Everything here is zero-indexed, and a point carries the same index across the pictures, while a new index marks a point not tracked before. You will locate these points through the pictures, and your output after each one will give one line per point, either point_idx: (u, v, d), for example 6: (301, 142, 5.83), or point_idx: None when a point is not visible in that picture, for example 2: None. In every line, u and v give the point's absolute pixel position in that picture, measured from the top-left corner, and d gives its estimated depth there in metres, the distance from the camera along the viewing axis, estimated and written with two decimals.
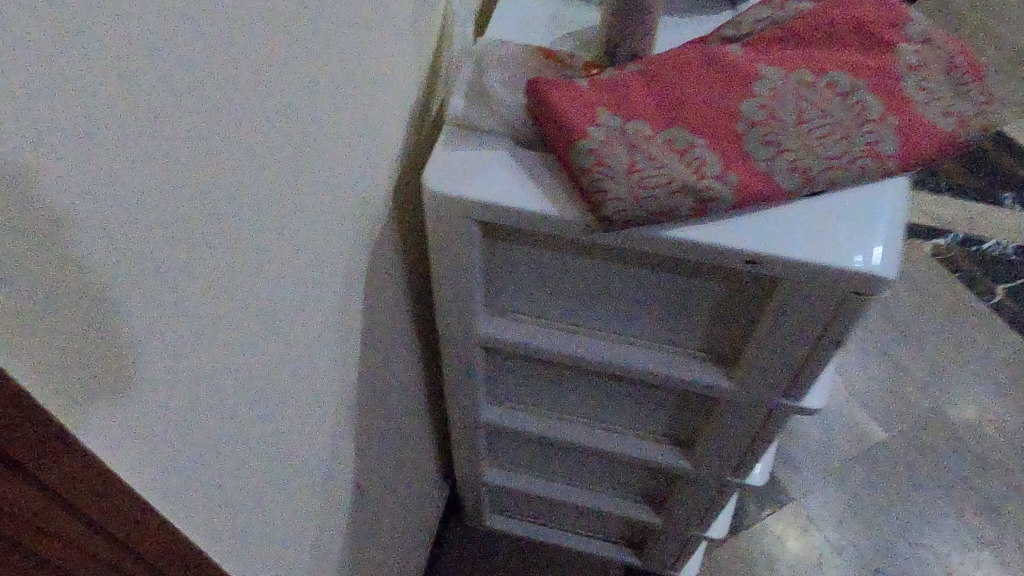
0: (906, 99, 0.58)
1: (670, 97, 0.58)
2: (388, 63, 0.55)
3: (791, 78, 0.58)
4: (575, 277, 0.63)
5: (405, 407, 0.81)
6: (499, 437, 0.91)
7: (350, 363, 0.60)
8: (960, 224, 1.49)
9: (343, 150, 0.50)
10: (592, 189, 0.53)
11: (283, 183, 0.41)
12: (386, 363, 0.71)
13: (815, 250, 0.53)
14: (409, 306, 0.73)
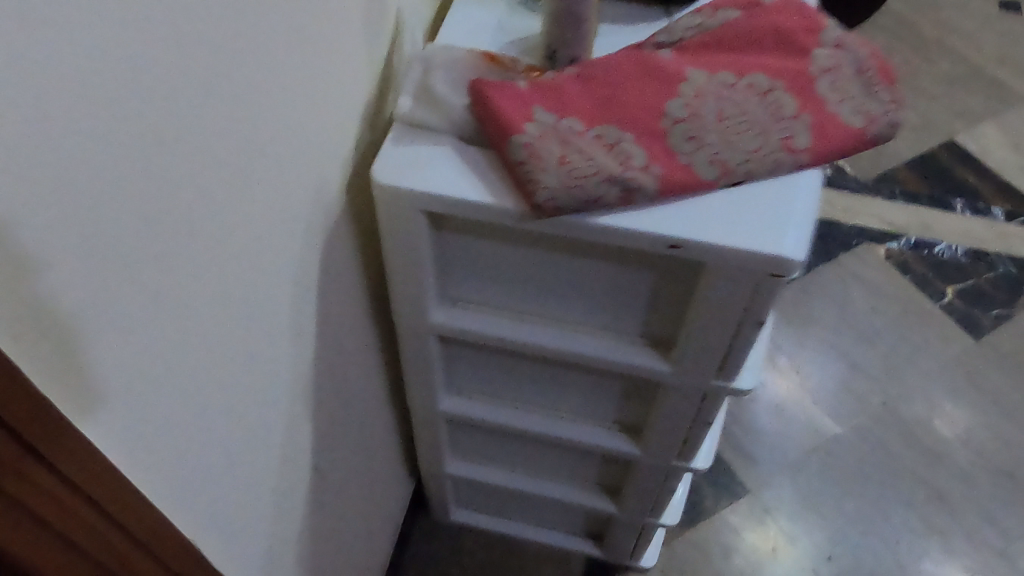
0: (819, 99, 0.64)
1: (602, 96, 0.62)
2: (338, 63, 0.59)
3: (714, 80, 0.63)
4: (519, 264, 0.67)
5: (364, 397, 0.84)
6: (459, 427, 0.95)
7: (303, 345, 0.65)
8: (912, 229, 1.55)
9: (291, 146, 0.54)
10: (527, 180, 0.57)
11: (222, 170, 0.45)
12: (344, 350, 0.75)
13: (732, 235, 0.58)
14: (366, 298, 0.77)
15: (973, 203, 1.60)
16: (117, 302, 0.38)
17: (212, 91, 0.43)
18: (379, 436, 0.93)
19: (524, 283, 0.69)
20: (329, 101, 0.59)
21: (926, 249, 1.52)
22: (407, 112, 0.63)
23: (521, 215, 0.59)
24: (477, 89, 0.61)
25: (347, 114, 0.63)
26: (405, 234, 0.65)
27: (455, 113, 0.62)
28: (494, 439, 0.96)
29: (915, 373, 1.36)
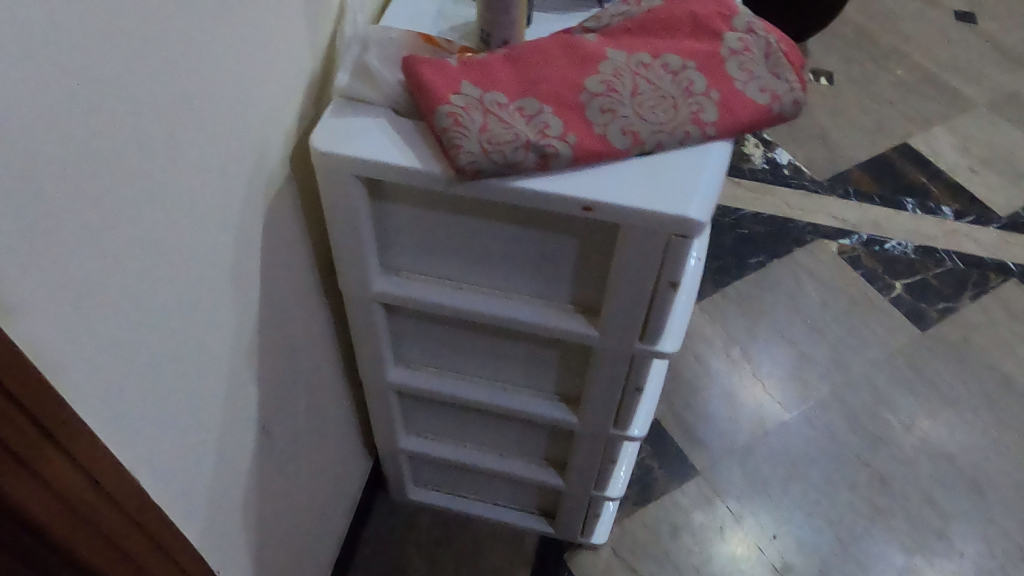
0: (728, 78, 0.69)
1: (527, 74, 0.68)
2: (280, 43, 0.65)
3: (630, 60, 0.69)
4: (451, 232, 0.72)
5: (315, 366, 0.89)
6: (410, 401, 0.99)
7: (248, 306, 0.70)
8: (864, 227, 1.61)
9: (233, 112, 0.60)
10: (450, 146, 0.63)
11: (159, 126, 0.51)
12: (291, 316, 0.80)
13: (639, 198, 0.63)
14: (314, 269, 0.82)
15: (924, 203, 1.65)
16: (58, 227, 0.43)
17: (151, 51, 0.49)
18: (332, 409, 0.97)
19: (459, 251, 0.74)
20: (272, 76, 0.65)
21: (877, 246, 1.58)
22: (344, 87, 0.68)
23: (446, 179, 0.64)
24: (410, 67, 0.67)
25: (290, 90, 0.68)
26: (345, 204, 0.69)
27: (388, 89, 0.68)
28: (444, 413, 1.00)
29: (861, 362, 1.42)
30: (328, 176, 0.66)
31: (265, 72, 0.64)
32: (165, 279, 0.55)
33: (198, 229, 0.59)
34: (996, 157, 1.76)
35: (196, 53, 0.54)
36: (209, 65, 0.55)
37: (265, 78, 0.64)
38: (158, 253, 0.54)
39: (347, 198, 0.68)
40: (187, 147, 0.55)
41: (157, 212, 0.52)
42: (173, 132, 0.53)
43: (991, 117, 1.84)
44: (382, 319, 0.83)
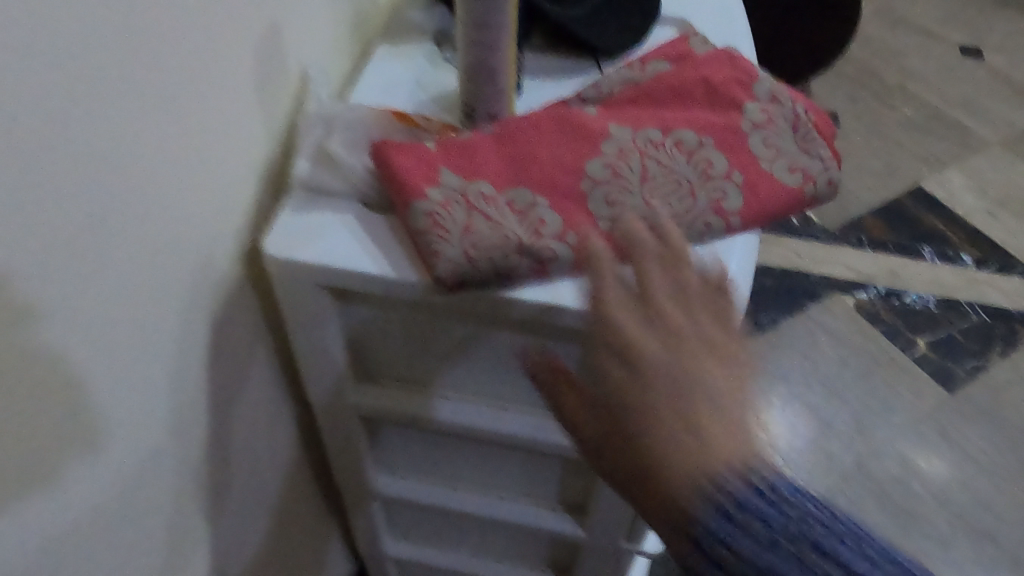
0: (753, 155, 0.60)
1: (518, 157, 0.58)
2: (237, 131, 0.56)
3: (637, 138, 0.60)
4: (433, 337, 0.61)
5: (280, 475, 0.78)
6: (397, 509, 0.88)
7: (202, 431, 0.60)
8: (876, 280, 1.50)
9: (186, 218, 0.51)
10: (428, 252, 0.53)
11: (83, 255, 0.41)
12: (250, 429, 0.69)
13: None
14: (278, 370, 0.72)
15: (943, 250, 1.56)
16: None
17: (75, 160, 0.39)
18: (301, 516, 0.86)
19: (443, 356, 0.63)
20: (229, 168, 0.56)
21: (896, 300, 1.48)
22: (305, 176, 0.59)
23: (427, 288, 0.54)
24: (382, 153, 0.58)
25: (248, 179, 0.59)
26: (312, 313, 0.59)
27: (360, 177, 0.59)
28: (435, 518, 0.88)
29: (887, 429, 1.31)
30: (289, 286, 0.57)
31: (222, 166, 0.55)
32: (100, 431, 0.46)
33: (143, 361, 0.49)
34: (1015, 199, 1.66)
35: (144, 157, 0.45)
36: (158, 171, 0.47)
37: (222, 172, 0.55)
38: (90, 403, 0.44)
39: (309, 307, 0.58)
40: (129, 270, 0.46)
41: (77, 355, 0.42)
42: (114, 256, 0.44)
43: (1006, 158, 1.75)
44: (360, 428, 0.72)
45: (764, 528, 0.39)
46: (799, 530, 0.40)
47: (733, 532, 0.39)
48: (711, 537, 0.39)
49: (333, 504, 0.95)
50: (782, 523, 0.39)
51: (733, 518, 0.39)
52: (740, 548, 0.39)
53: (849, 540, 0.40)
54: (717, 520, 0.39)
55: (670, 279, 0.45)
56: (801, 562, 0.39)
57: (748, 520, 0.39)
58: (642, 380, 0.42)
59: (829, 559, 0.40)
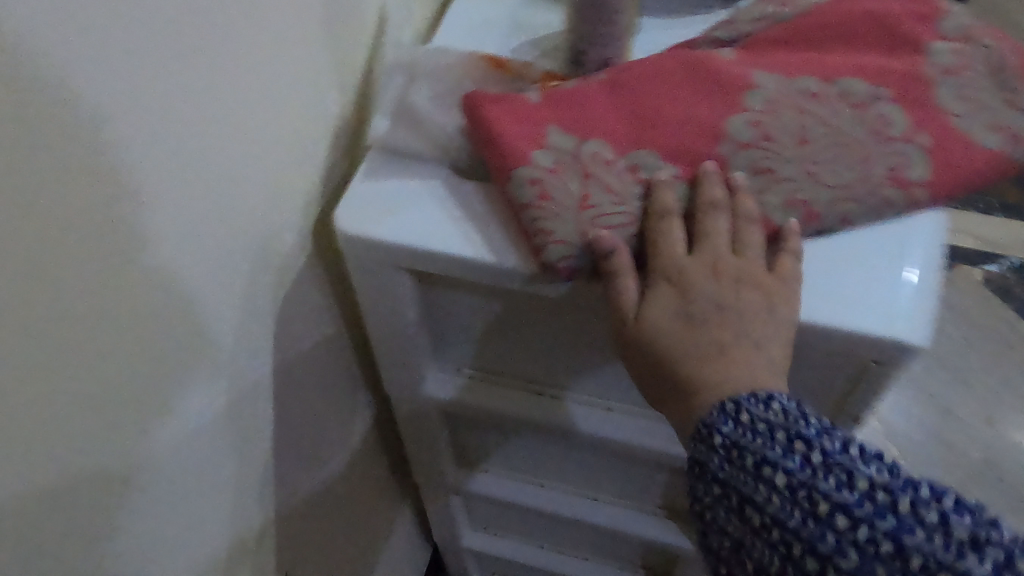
0: (939, 110, 0.47)
1: (641, 113, 0.48)
2: (308, 80, 0.47)
3: (789, 89, 0.48)
4: (531, 331, 0.52)
5: (349, 467, 0.71)
6: (476, 507, 0.80)
7: (264, 429, 0.53)
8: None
9: (249, 190, 0.42)
10: (533, 230, 0.43)
11: (131, 238, 0.33)
12: (319, 418, 0.62)
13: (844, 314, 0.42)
14: (346, 354, 0.64)
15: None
16: None
17: (118, 116, 0.31)
18: (370, 505, 0.80)
19: (541, 352, 0.54)
20: (298, 130, 0.47)
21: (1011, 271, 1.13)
22: (383, 136, 0.50)
23: (531, 274, 0.44)
24: (474, 106, 0.48)
25: (320, 141, 0.50)
26: (391, 295, 0.50)
27: (450, 137, 0.49)
28: (518, 516, 0.79)
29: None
30: (365, 267, 0.48)
31: (291, 127, 0.46)
32: (150, 439, 0.38)
33: (202, 362, 0.42)
34: None
35: (203, 117, 0.36)
36: (217, 126, 0.38)
37: (290, 133, 0.46)
38: (141, 420, 0.37)
39: (388, 292, 0.49)
40: (184, 260, 0.37)
41: (127, 360, 0.35)
42: (168, 243, 0.36)
43: None
44: (443, 425, 0.64)
45: (766, 425, 0.35)
46: (814, 434, 0.34)
47: (732, 421, 0.37)
48: (710, 429, 0.38)
49: (404, 489, 0.89)
50: (786, 425, 0.35)
51: (737, 416, 0.37)
52: (737, 439, 0.36)
53: (860, 454, 0.33)
54: (717, 414, 0.38)
55: (729, 218, 0.44)
56: (798, 458, 0.34)
57: (753, 419, 0.36)
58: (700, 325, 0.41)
59: (809, 450, 0.34)
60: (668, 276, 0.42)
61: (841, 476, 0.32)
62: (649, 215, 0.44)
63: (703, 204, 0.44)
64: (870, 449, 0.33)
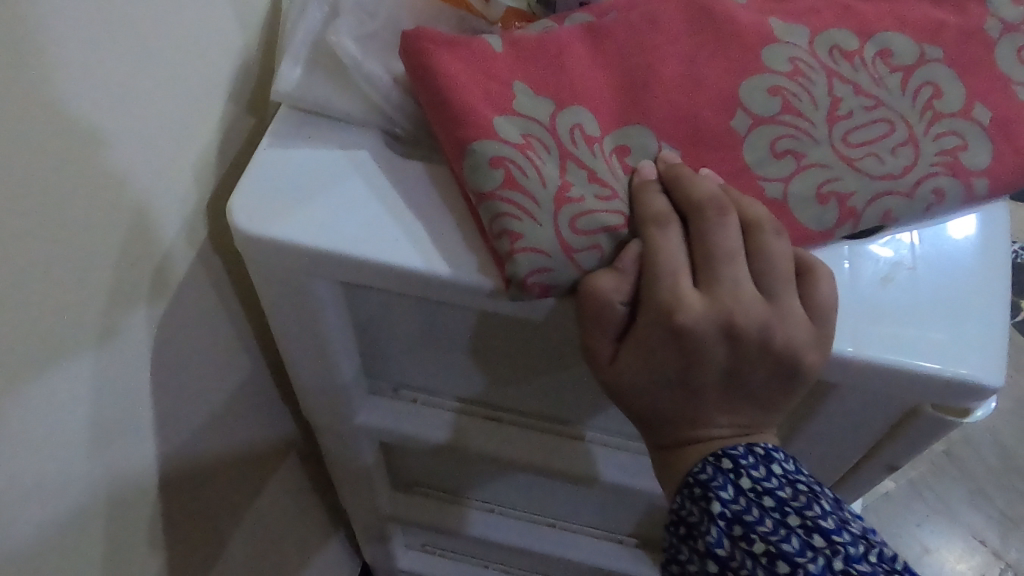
0: (1002, 77, 0.38)
1: (632, 73, 0.37)
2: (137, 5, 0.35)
3: (818, 46, 0.38)
4: (478, 359, 0.41)
5: (253, 469, 0.61)
6: (412, 527, 0.73)
7: (134, 452, 0.43)
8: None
9: (86, 147, 0.33)
10: (495, 230, 0.32)
11: None
12: (205, 430, 0.52)
13: (916, 343, 0.33)
14: (241, 344, 0.54)
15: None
16: None
17: None
18: (286, 511, 0.71)
19: (493, 379, 0.43)
20: (161, 68, 0.37)
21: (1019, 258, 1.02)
22: (294, 90, 0.37)
23: (490, 290, 0.33)
24: (415, 55, 0.36)
25: (192, 84, 0.40)
26: (306, 314, 0.39)
27: (379, 95, 0.37)
28: (451, 538, 0.72)
29: (1015, 428, 0.98)
30: (262, 273, 0.37)
31: (148, 67, 0.36)
32: None
33: (12, 393, 0.32)
34: None
35: None
36: None
37: (147, 74, 0.36)
38: None
39: (291, 303, 0.38)
40: None
41: None
42: None
43: None
44: (371, 445, 0.55)
45: (776, 503, 0.31)
46: (821, 519, 0.30)
47: (733, 487, 0.31)
48: (705, 489, 0.32)
49: (326, 486, 0.79)
50: (800, 508, 0.30)
51: (738, 481, 0.31)
52: (742, 513, 0.31)
53: (875, 554, 0.29)
54: (712, 472, 0.32)
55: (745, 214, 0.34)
56: (819, 556, 0.29)
57: (758, 491, 0.31)
58: (703, 380, 0.32)
59: (830, 547, 0.29)
60: (665, 326, 0.31)
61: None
62: (639, 222, 0.33)
63: (704, 209, 0.32)
64: (890, 552, 0.30)
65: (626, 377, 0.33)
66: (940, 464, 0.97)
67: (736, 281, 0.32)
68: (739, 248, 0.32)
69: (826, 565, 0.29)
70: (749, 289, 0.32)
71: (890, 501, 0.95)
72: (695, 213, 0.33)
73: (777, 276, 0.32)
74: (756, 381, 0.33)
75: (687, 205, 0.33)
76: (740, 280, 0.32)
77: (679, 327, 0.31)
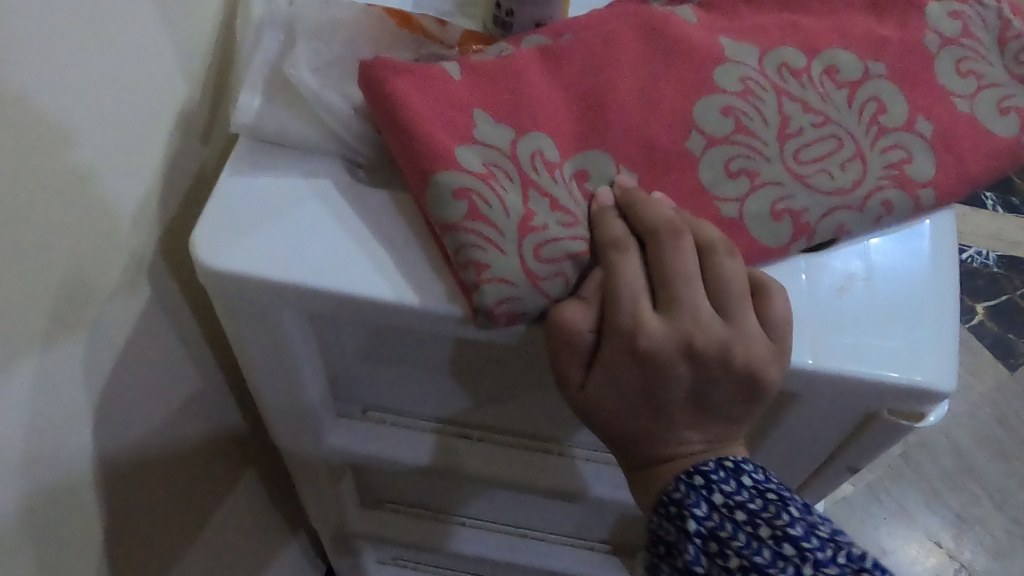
0: (942, 89, 0.40)
1: (589, 97, 0.38)
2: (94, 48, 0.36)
3: (767, 64, 0.39)
4: (448, 383, 0.42)
5: (201, 484, 0.61)
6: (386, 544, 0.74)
7: (73, 478, 0.43)
8: (991, 240, 1.11)
9: (42, 175, 0.34)
10: (460, 260, 0.32)
11: None
12: (157, 448, 0.52)
13: (877, 353, 0.34)
14: (184, 361, 0.54)
15: (1011, 197, 1.14)
16: None
17: None
18: (243, 524, 0.72)
19: (461, 400, 0.44)
20: (108, 93, 0.37)
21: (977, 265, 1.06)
22: (253, 121, 0.37)
23: (457, 318, 0.34)
24: (374, 85, 0.36)
25: (140, 110, 0.41)
26: (262, 341, 0.39)
27: (340, 126, 0.37)
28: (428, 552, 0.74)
29: (971, 434, 1.02)
30: (218, 300, 0.36)
31: (91, 89, 0.36)
32: None
33: None
34: None
35: None
36: None
37: (104, 108, 0.37)
38: None
39: (252, 333, 0.38)
40: None
41: None
42: None
43: None
44: (341, 466, 0.55)
45: (747, 516, 0.31)
46: (790, 527, 0.30)
47: (706, 503, 0.32)
48: (680, 508, 0.32)
49: (279, 484, 0.79)
50: (769, 518, 0.30)
51: (711, 497, 0.32)
52: (716, 529, 0.31)
53: (846, 555, 0.29)
54: (686, 490, 0.32)
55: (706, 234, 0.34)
56: (788, 565, 0.29)
57: (730, 505, 0.31)
58: (672, 405, 0.33)
59: (798, 555, 0.29)
60: (631, 353, 0.32)
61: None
62: (600, 249, 0.33)
63: (662, 233, 0.33)
64: (860, 551, 0.30)
65: (596, 404, 0.33)
66: (896, 467, 1.00)
67: (696, 303, 0.32)
68: (697, 272, 0.33)
69: (795, 574, 0.29)
70: (709, 309, 0.32)
71: (849, 505, 0.98)
72: (653, 237, 0.33)
73: (733, 297, 0.32)
74: (721, 399, 0.33)
75: (647, 229, 0.33)
76: (698, 301, 0.32)
77: (642, 352, 0.31)
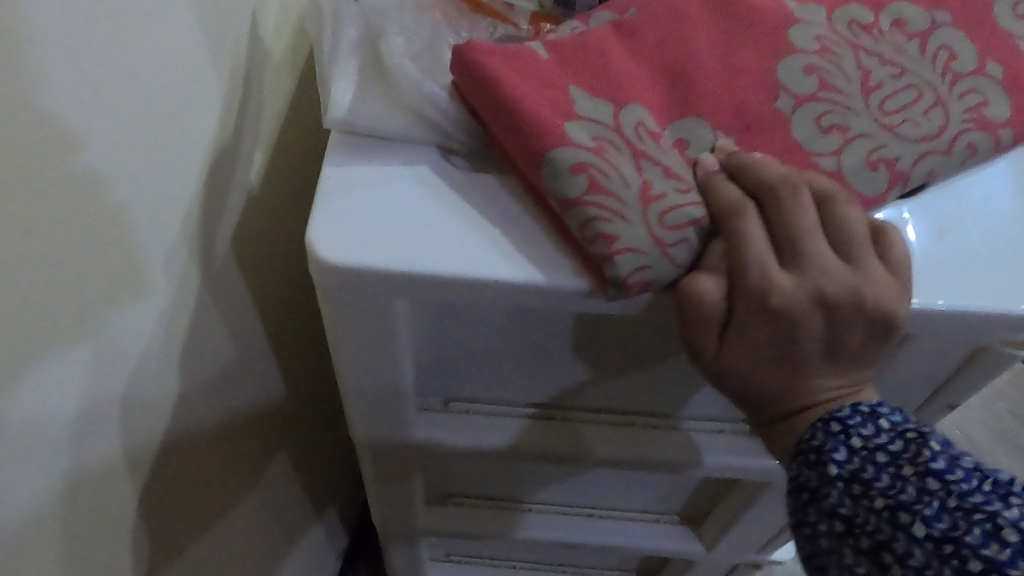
0: (1003, 34, 0.41)
1: (674, 66, 0.38)
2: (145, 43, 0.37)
3: (837, 22, 0.40)
4: (543, 360, 0.42)
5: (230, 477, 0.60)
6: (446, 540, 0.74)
7: (127, 468, 0.42)
8: None
9: (114, 171, 0.35)
10: (587, 235, 0.33)
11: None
12: (199, 443, 0.52)
13: (988, 282, 0.36)
14: (218, 364, 0.53)
15: None
16: None
17: None
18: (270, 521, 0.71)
19: (554, 378, 0.44)
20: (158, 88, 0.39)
21: None
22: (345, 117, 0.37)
23: (585, 291, 0.34)
24: (469, 70, 0.36)
25: (183, 108, 0.41)
26: (356, 332, 0.38)
27: (434, 111, 0.37)
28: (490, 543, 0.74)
29: None
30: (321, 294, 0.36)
31: (147, 85, 0.37)
32: None
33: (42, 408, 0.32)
34: None
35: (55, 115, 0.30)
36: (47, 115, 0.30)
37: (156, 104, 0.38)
38: None
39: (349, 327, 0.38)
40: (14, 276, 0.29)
41: None
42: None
43: None
44: (416, 462, 0.55)
45: (889, 457, 0.31)
46: (931, 462, 0.30)
47: (845, 448, 0.32)
48: (820, 455, 0.33)
49: (299, 483, 0.78)
50: (910, 457, 0.31)
51: (849, 441, 0.32)
52: (859, 471, 0.31)
53: (992, 485, 0.29)
54: (824, 437, 0.33)
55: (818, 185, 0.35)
56: (933, 498, 0.29)
57: (870, 448, 0.32)
58: (806, 358, 0.34)
59: (943, 488, 0.29)
60: (764, 309, 0.32)
61: (984, 520, 0.28)
62: (717, 214, 0.34)
63: (777, 188, 0.33)
64: (1007, 476, 0.29)
65: (733, 367, 0.34)
66: None
67: (821, 255, 0.33)
68: (816, 225, 0.33)
69: (941, 507, 0.29)
70: (833, 259, 0.33)
71: None
72: (770, 194, 0.34)
73: (857, 243, 0.33)
74: (852, 345, 0.34)
75: (761, 188, 0.34)
76: (821, 252, 0.33)
77: (777, 308, 0.32)
